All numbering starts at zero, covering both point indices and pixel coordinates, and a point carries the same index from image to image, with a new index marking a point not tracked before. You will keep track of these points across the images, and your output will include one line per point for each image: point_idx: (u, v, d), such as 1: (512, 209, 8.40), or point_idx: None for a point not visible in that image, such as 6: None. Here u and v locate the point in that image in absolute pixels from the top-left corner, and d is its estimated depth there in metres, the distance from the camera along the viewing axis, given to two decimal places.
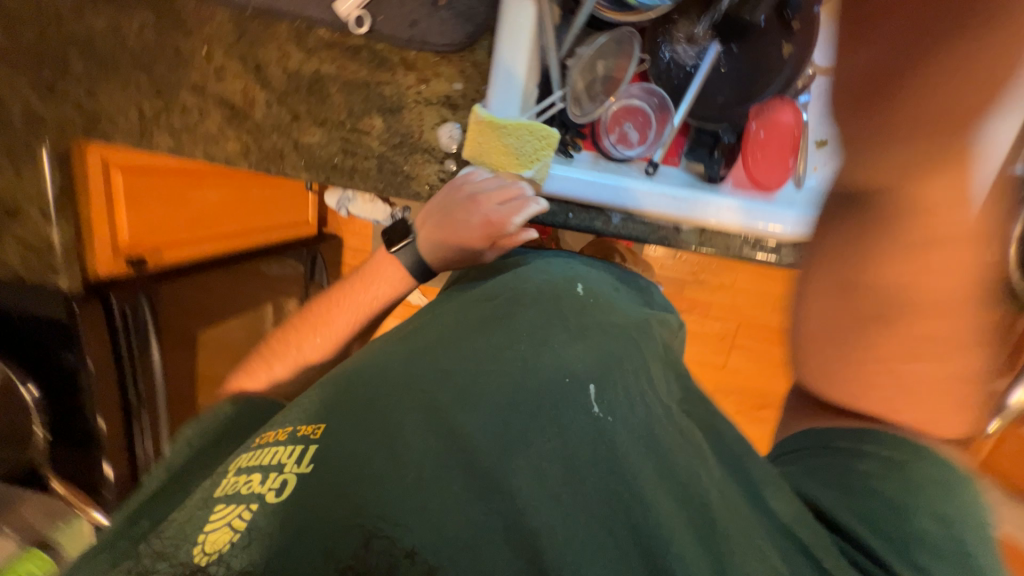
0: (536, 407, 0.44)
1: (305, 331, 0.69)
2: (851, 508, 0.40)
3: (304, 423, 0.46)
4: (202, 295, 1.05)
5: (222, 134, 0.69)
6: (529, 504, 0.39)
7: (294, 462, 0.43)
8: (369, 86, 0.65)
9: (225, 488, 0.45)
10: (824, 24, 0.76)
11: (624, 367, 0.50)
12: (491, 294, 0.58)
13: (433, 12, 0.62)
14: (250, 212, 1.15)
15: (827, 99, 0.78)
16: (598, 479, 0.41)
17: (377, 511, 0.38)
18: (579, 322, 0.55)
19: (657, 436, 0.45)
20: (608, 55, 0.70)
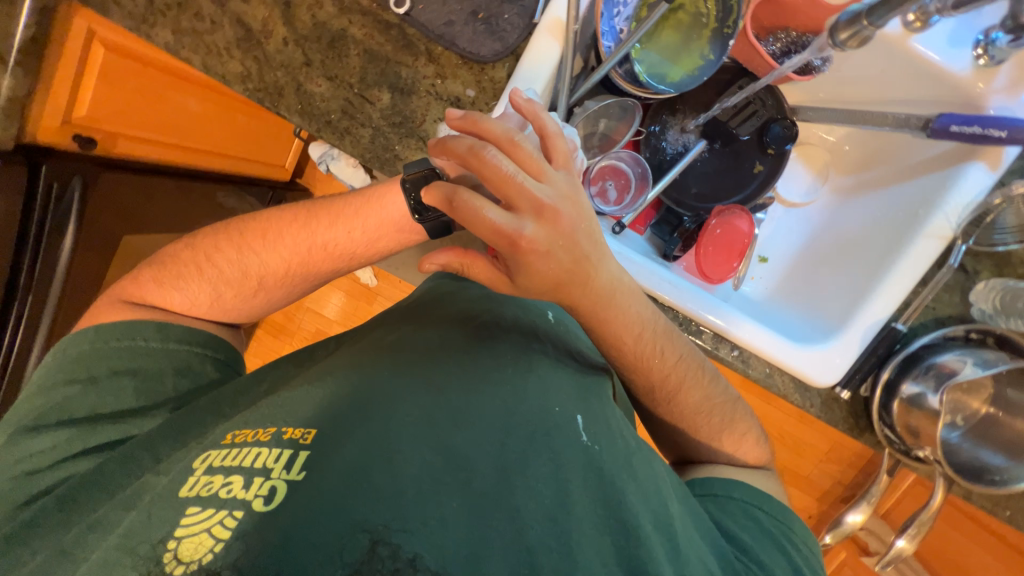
0: (525, 432, 0.45)
1: (271, 264, 0.64)
2: (733, 529, 0.54)
3: (291, 426, 0.44)
4: (132, 200, 0.99)
5: (227, 51, 0.68)
6: (530, 517, 0.40)
7: (283, 469, 0.40)
8: (388, 62, 0.67)
9: (195, 489, 0.39)
10: (793, 159, 0.88)
11: (602, 402, 0.53)
12: (466, 309, 0.59)
13: (470, 21, 0.66)
14: (217, 133, 1.16)
15: (780, 223, 0.89)
16: (594, 503, 0.44)
17: (384, 520, 0.37)
18: (547, 347, 0.57)
19: (635, 466, 0.49)
20: (613, 117, 0.76)
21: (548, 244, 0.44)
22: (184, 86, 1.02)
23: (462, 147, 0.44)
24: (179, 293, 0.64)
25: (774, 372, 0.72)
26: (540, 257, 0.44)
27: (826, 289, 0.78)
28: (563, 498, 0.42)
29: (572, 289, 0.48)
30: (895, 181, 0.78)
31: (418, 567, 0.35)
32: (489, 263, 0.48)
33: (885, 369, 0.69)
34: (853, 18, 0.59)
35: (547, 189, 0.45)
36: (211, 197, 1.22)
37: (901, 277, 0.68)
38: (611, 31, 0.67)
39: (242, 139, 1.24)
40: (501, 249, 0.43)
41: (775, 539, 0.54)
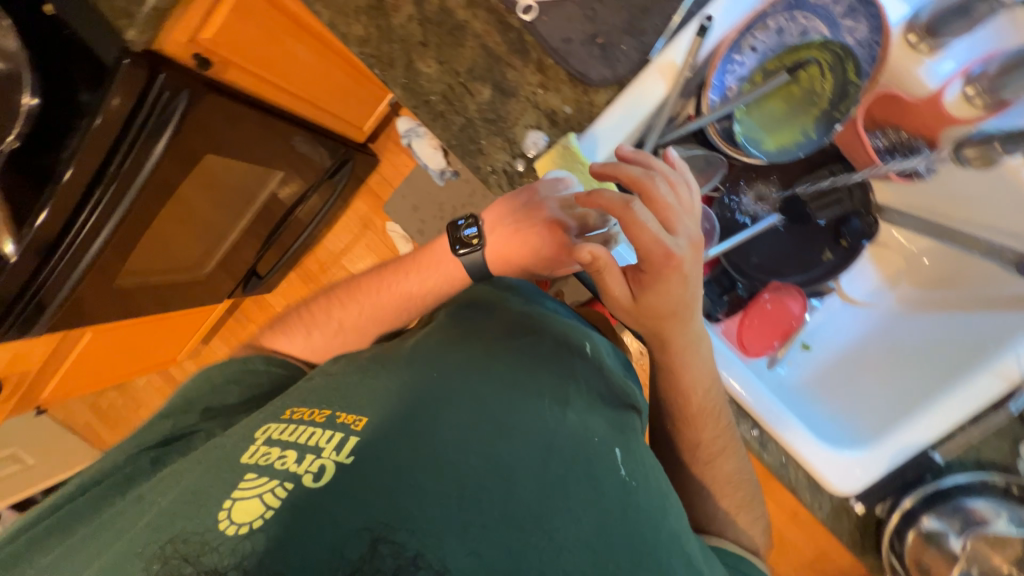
0: (563, 455, 0.45)
1: (353, 310, 0.70)
2: None
3: (343, 411, 0.46)
4: (217, 123, 1.03)
5: (356, 16, 0.72)
6: (567, 542, 0.41)
7: (334, 450, 0.42)
8: (499, 61, 0.70)
9: (254, 458, 0.42)
10: (864, 258, 0.87)
11: (637, 438, 0.53)
12: (511, 328, 0.57)
13: (587, 43, 0.67)
14: (306, 79, 1.22)
15: (835, 314, 0.87)
16: (619, 540, 0.43)
17: (399, 522, 0.38)
18: (586, 376, 0.55)
19: (667, 514, 0.48)
20: (695, 168, 0.75)
21: (687, 271, 0.52)
22: (293, 31, 1.10)
23: (636, 172, 0.52)
24: (278, 333, 0.69)
25: (789, 463, 0.69)
26: (678, 279, 0.52)
27: (867, 396, 0.75)
28: (602, 528, 0.43)
29: (675, 323, 0.55)
30: (970, 308, 0.74)
31: (419, 565, 0.36)
32: (622, 274, 0.54)
33: (906, 497, 0.66)
34: (984, 139, 0.64)
35: (694, 224, 0.54)
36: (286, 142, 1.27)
37: (955, 405, 0.64)
38: (720, 86, 0.68)
39: (326, 90, 1.31)
40: (655, 259, 0.51)
41: None
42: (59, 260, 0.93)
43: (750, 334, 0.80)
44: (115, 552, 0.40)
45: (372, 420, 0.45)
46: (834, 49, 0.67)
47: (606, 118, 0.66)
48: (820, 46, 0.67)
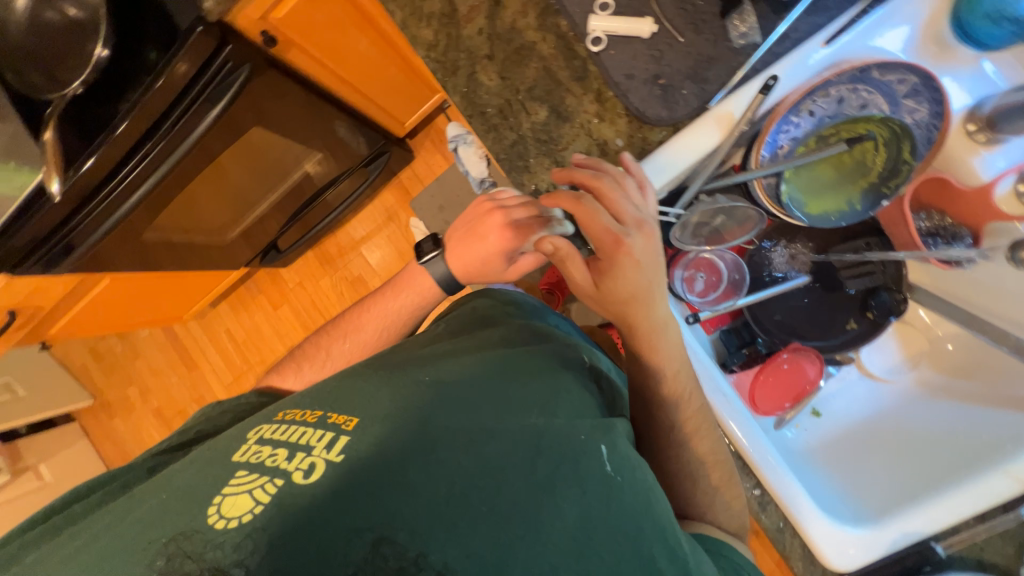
0: (548, 450, 0.43)
1: (339, 341, 0.76)
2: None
3: (336, 412, 0.46)
4: (268, 97, 1.05)
5: (427, 22, 0.74)
6: (551, 538, 0.40)
7: (324, 448, 0.42)
8: (559, 86, 0.71)
9: (246, 455, 0.42)
10: (888, 333, 0.87)
11: (622, 437, 0.50)
12: (506, 339, 0.60)
13: (649, 82, 0.67)
14: (359, 68, 1.24)
15: (848, 385, 0.86)
16: (606, 541, 0.41)
17: (399, 521, 0.37)
18: (579, 378, 0.56)
19: (654, 514, 0.45)
20: (732, 217, 0.74)
21: (639, 255, 0.57)
22: (357, 21, 1.12)
23: (587, 174, 0.59)
24: (272, 374, 0.72)
25: (787, 529, 0.68)
26: (631, 262, 0.57)
27: (872, 473, 0.74)
28: (588, 524, 0.41)
29: (638, 305, 0.59)
30: (989, 402, 0.73)
31: (420, 567, 0.36)
32: (583, 262, 0.58)
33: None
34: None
35: (642, 210, 0.60)
36: (328, 125, 1.29)
37: (963, 501, 0.63)
38: (773, 144, 0.68)
39: (377, 81, 1.33)
40: (606, 245, 0.57)
41: None
42: (94, 206, 0.95)
43: (760, 390, 0.80)
44: (127, 521, 0.40)
45: (363, 421, 0.44)
46: (892, 126, 0.68)
47: (657, 155, 0.67)
48: (880, 121, 0.68)
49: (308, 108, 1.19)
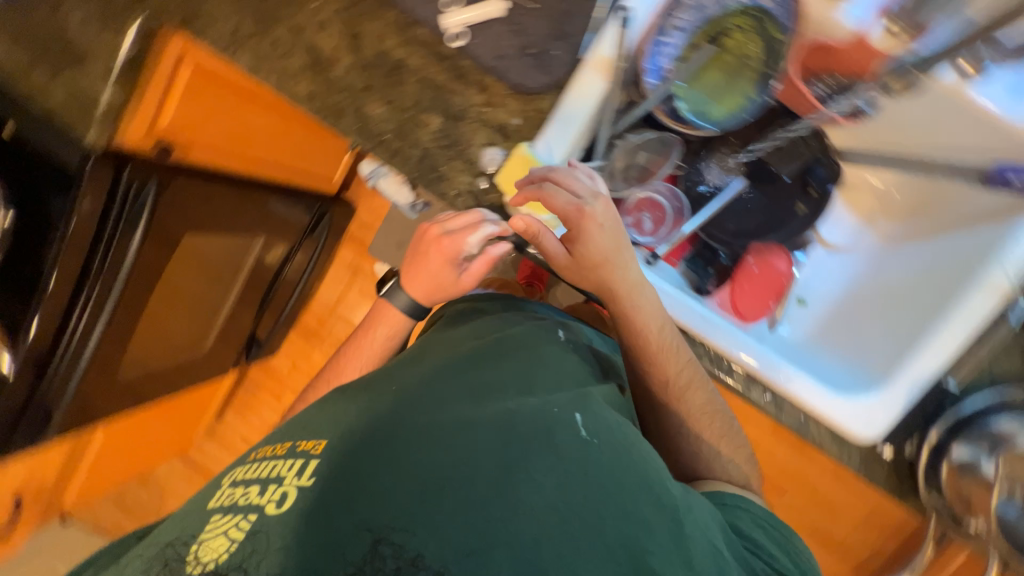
0: (523, 428, 0.45)
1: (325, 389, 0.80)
2: (746, 524, 0.56)
3: (305, 439, 0.47)
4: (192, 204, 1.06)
5: (298, 75, 0.75)
6: (531, 508, 0.40)
7: (295, 475, 0.42)
8: (441, 89, 0.72)
9: (220, 499, 0.43)
10: (837, 203, 0.87)
11: (599, 403, 0.52)
12: (479, 334, 0.67)
13: (520, 55, 0.69)
14: (264, 144, 1.25)
15: (820, 263, 0.85)
16: (591, 494, 0.42)
17: (388, 520, 0.38)
18: (548, 358, 0.60)
19: (634, 460, 0.47)
20: (650, 149, 0.78)
21: (601, 220, 0.64)
22: (253, 100, 1.13)
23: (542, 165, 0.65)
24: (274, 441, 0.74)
25: (810, 421, 0.68)
26: (597, 227, 0.64)
27: (869, 338, 0.75)
28: (570, 486, 0.42)
29: (611, 267, 0.65)
30: (948, 229, 0.75)
31: (419, 566, 0.36)
32: (553, 238, 0.66)
33: (931, 429, 0.65)
34: (903, 71, 0.67)
35: (598, 185, 0.66)
36: (262, 207, 1.29)
37: (954, 327, 0.64)
38: (655, 70, 0.71)
39: (289, 149, 1.34)
40: (571, 216, 0.64)
41: (779, 542, 0.56)
42: (54, 372, 0.94)
43: (741, 295, 0.80)
44: None
45: (331, 441, 0.45)
46: (751, 14, 0.69)
47: (554, 123, 0.69)
48: (740, 12, 0.69)
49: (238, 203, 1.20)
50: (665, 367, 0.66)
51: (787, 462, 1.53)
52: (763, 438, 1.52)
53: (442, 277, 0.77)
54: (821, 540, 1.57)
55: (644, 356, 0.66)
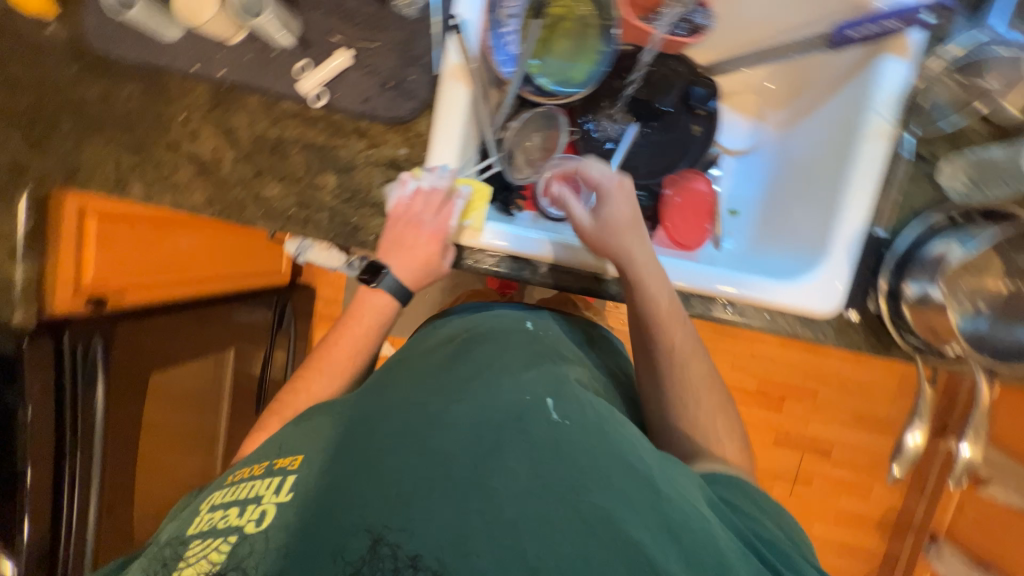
0: (498, 419, 0.46)
1: (316, 380, 0.69)
2: (740, 499, 0.54)
3: (280, 458, 0.50)
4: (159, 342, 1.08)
5: (190, 186, 0.77)
6: (507, 495, 0.41)
7: (272, 493, 0.45)
8: (325, 149, 0.75)
9: (199, 526, 0.46)
10: (726, 110, 0.90)
11: (571, 386, 0.54)
12: (450, 336, 0.70)
13: (381, 92, 0.73)
14: (212, 261, 1.24)
15: (734, 173, 0.90)
16: (563, 472, 0.43)
17: (383, 521, 0.40)
18: (514, 348, 0.62)
19: (608, 433, 0.48)
20: (542, 129, 0.83)
21: (628, 191, 0.69)
22: (174, 221, 1.12)
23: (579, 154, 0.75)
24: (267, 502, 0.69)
25: (775, 316, 0.70)
26: (623, 194, 0.69)
27: (797, 222, 0.77)
28: (542, 467, 0.43)
29: (633, 231, 0.67)
30: (824, 97, 0.77)
31: (419, 567, 0.38)
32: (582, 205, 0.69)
33: (880, 278, 0.67)
34: None
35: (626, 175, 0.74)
36: (228, 316, 1.30)
37: (863, 183, 0.67)
38: (508, 60, 0.74)
39: (236, 258, 1.34)
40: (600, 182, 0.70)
41: (774, 519, 0.54)
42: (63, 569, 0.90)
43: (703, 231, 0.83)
44: None
45: (306, 455, 0.48)
46: None
47: (437, 138, 0.71)
48: None
49: (203, 320, 1.20)
50: (659, 327, 0.66)
51: (804, 364, 1.55)
52: (772, 351, 1.54)
53: (431, 264, 0.69)
54: (868, 424, 1.58)
55: (645, 321, 0.66)
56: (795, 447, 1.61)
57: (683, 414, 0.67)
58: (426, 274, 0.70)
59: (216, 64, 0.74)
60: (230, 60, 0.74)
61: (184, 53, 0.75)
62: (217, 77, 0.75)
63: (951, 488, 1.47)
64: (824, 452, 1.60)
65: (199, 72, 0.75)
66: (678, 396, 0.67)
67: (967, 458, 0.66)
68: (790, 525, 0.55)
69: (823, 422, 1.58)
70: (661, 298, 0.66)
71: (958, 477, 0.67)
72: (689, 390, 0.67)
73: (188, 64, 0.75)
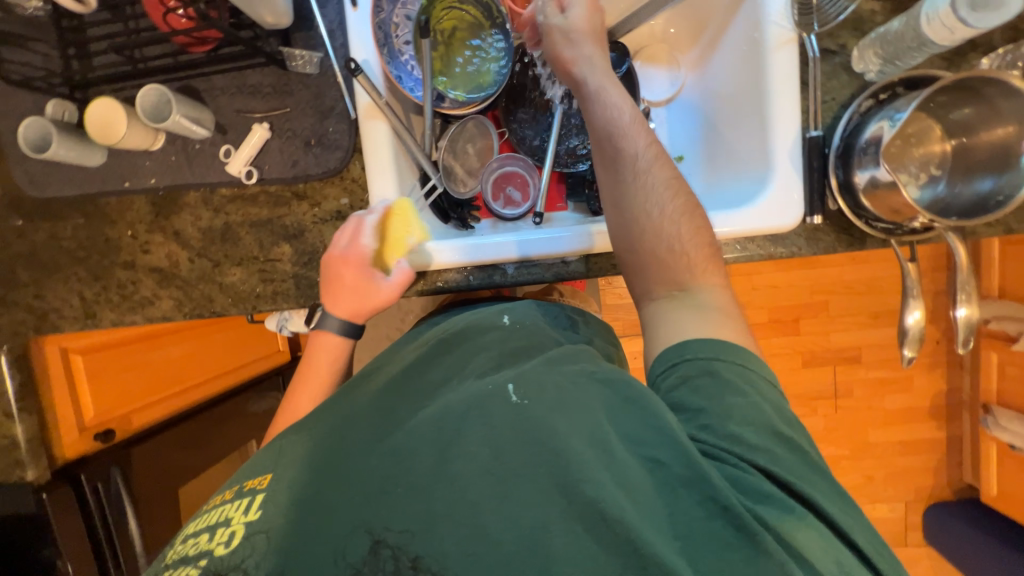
0: (466, 414, 0.47)
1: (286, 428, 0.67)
2: (738, 408, 0.46)
3: (250, 480, 0.52)
4: (176, 453, 1.07)
5: (156, 296, 0.78)
6: (466, 478, 0.42)
7: (242, 514, 0.48)
8: (271, 221, 0.76)
9: (172, 555, 0.47)
10: (640, 66, 0.90)
11: (532, 366, 0.54)
12: (425, 335, 0.70)
13: (307, 150, 0.74)
14: (213, 357, 1.22)
15: (667, 122, 0.92)
16: (519, 446, 0.44)
17: (384, 523, 0.42)
18: (487, 345, 0.63)
19: (565, 398, 0.48)
20: (474, 138, 0.84)
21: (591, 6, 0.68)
22: (161, 336, 1.09)
23: None
24: None
25: (746, 244, 0.70)
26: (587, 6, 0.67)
27: (735, 147, 0.78)
28: (508, 450, 0.44)
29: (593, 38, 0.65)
30: (723, 26, 0.79)
31: (421, 566, 0.39)
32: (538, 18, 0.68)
33: (830, 175, 0.69)
34: None
35: None
36: (241, 408, 1.27)
37: (783, 99, 0.69)
38: (416, 82, 0.77)
39: (237, 349, 1.30)
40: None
41: (783, 436, 0.46)
42: None
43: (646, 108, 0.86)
44: None
45: (275, 474, 0.50)
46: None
47: (373, 182, 0.72)
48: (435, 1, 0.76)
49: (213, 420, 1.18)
50: (610, 147, 0.59)
51: (807, 279, 1.54)
52: (772, 277, 1.54)
53: (364, 286, 0.70)
54: (886, 320, 1.57)
55: (598, 143, 0.60)
56: (826, 362, 1.59)
57: (667, 272, 0.56)
58: (359, 298, 0.70)
59: (145, 173, 0.76)
60: (158, 166, 0.76)
61: (112, 173, 0.76)
62: (150, 185, 0.76)
63: (987, 353, 1.46)
64: (854, 358, 1.59)
65: (132, 186, 0.76)
66: (655, 248, 0.56)
67: (962, 319, 0.67)
68: (804, 449, 0.46)
69: (844, 329, 1.57)
70: (613, 116, 0.60)
71: (962, 336, 0.67)
72: (671, 237, 0.56)
73: (119, 182, 0.76)
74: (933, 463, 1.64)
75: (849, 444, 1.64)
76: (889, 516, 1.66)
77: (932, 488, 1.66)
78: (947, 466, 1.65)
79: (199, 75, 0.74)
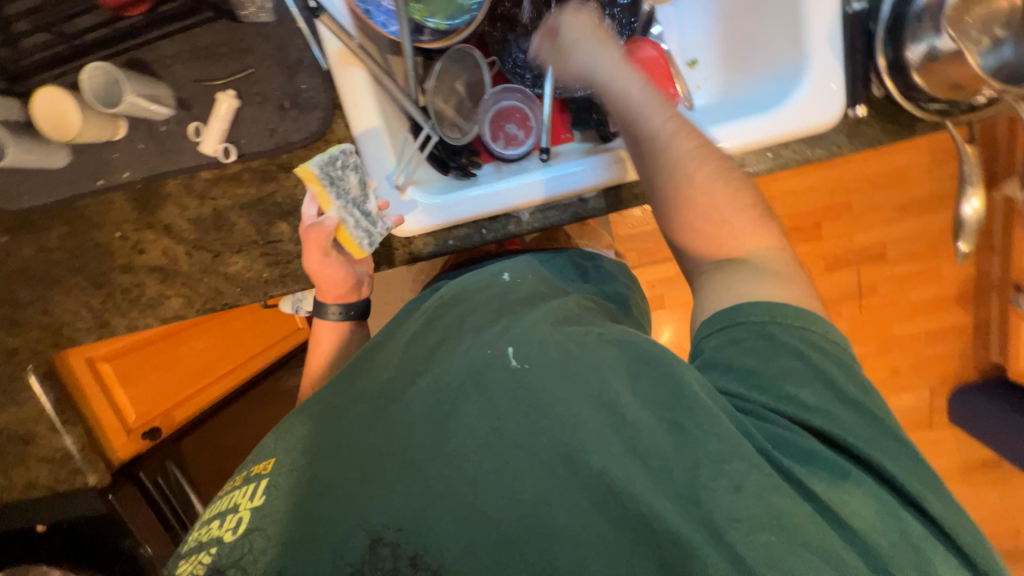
0: (484, 376, 0.46)
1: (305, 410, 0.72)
2: (790, 369, 0.44)
3: (256, 465, 0.51)
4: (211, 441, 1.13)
5: (163, 296, 0.75)
6: (463, 454, 0.41)
7: (248, 500, 0.47)
8: (262, 201, 0.70)
9: (185, 544, 0.47)
10: None
11: (535, 322, 0.51)
12: (430, 301, 0.66)
13: (283, 115, 0.67)
14: None
15: (677, 20, 0.80)
16: (521, 420, 0.42)
17: (383, 520, 0.40)
18: (479, 305, 0.59)
19: (571, 362, 0.45)
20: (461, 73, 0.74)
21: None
22: (187, 331, 1.04)
23: None
24: None
25: (780, 151, 0.63)
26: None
27: (761, 37, 0.69)
28: (525, 421, 0.42)
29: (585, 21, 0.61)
30: None
31: (419, 565, 0.38)
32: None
33: (878, 56, 0.60)
34: None
35: None
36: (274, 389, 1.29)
37: None
38: (388, 15, 0.68)
39: None
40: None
41: (848, 398, 0.43)
42: None
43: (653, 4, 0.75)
44: None
45: (276, 458, 0.50)
46: None
47: (362, 143, 0.65)
48: None
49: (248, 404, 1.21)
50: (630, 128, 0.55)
51: (829, 180, 1.45)
52: (791, 183, 1.45)
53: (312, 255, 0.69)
54: (914, 211, 1.49)
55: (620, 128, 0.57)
56: (850, 263, 1.54)
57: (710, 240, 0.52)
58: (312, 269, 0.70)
59: (117, 167, 0.70)
60: (128, 157, 0.69)
61: (82, 172, 0.70)
62: (125, 179, 0.70)
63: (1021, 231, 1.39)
64: (880, 255, 1.54)
65: (107, 183, 0.70)
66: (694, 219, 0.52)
67: None
68: (871, 408, 0.43)
69: (870, 227, 1.51)
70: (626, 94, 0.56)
71: None
72: (713, 205, 0.52)
73: (92, 180, 0.70)
74: (959, 349, 1.64)
75: (876, 341, 1.63)
76: (915, 404, 1.69)
77: (958, 372, 1.67)
78: (973, 350, 1.65)
79: (146, 44, 0.66)
